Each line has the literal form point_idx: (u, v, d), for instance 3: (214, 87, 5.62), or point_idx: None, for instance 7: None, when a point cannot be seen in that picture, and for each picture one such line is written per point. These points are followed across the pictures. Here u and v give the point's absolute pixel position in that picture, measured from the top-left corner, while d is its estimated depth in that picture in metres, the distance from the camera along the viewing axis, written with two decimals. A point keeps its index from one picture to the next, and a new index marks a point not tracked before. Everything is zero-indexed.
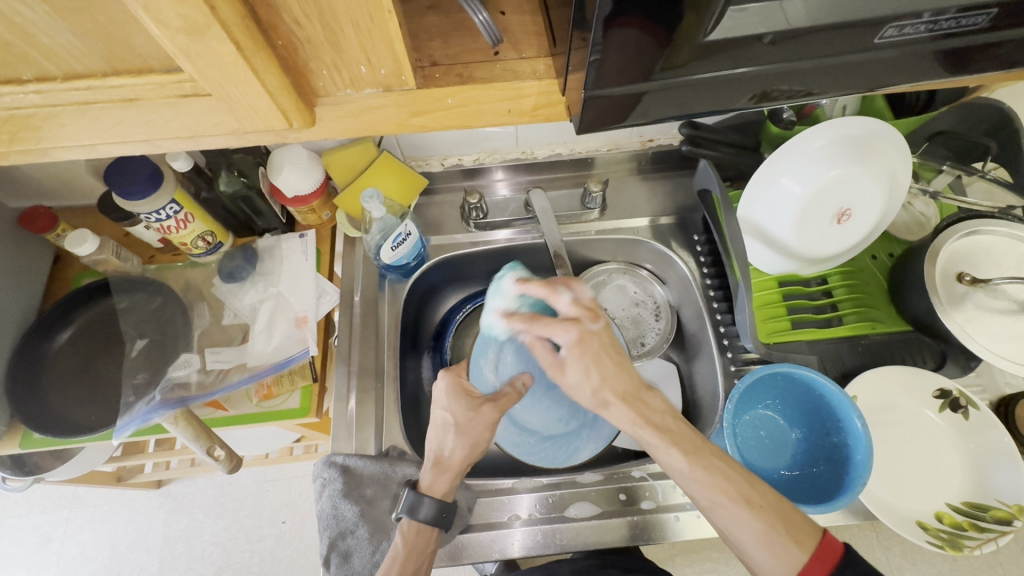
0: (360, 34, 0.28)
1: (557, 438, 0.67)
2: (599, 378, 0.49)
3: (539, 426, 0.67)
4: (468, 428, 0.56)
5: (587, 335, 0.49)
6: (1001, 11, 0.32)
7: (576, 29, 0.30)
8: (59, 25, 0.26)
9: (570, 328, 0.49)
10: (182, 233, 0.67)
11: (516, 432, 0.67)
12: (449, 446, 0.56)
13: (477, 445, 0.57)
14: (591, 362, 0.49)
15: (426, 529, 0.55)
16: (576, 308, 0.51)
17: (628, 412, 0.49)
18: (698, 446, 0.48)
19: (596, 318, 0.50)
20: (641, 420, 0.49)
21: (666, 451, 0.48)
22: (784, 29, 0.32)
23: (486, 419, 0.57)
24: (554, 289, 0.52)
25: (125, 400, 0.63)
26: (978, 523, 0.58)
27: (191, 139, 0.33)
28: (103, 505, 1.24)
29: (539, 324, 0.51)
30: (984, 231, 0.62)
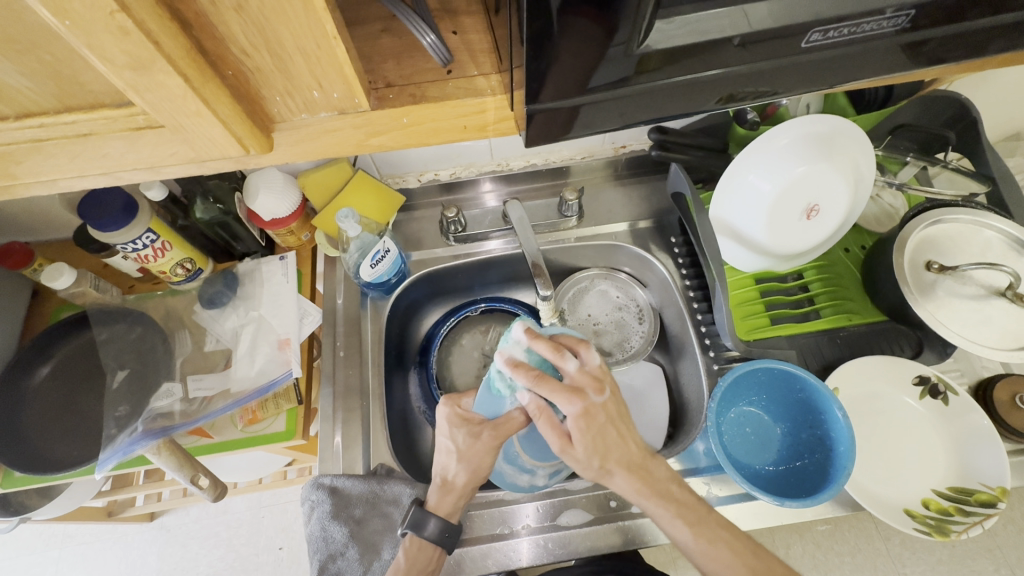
0: (308, 61, 0.28)
1: None
2: (605, 448, 0.52)
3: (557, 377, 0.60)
4: (468, 455, 0.56)
5: (593, 408, 0.51)
6: (919, 12, 0.34)
7: (519, 45, 0.31)
8: (7, 67, 0.26)
9: (575, 400, 0.50)
10: (160, 262, 0.66)
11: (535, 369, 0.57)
12: (453, 470, 0.57)
13: (479, 471, 0.57)
14: (598, 436, 0.51)
15: (429, 547, 0.56)
16: (583, 376, 0.52)
17: (632, 480, 0.53)
18: (703, 517, 0.52)
19: (601, 390, 0.52)
20: (646, 489, 0.53)
21: (671, 520, 0.52)
22: (750, 31, 0.33)
23: (486, 446, 0.56)
24: (562, 352, 0.52)
25: (107, 434, 0.63)
26: (964, 508, 0.58)
27: (152, 170, 0.33)
28: (94, 542, 1.21)
29: (544, 386, 0.50)
30: (948, 219, 0.63)
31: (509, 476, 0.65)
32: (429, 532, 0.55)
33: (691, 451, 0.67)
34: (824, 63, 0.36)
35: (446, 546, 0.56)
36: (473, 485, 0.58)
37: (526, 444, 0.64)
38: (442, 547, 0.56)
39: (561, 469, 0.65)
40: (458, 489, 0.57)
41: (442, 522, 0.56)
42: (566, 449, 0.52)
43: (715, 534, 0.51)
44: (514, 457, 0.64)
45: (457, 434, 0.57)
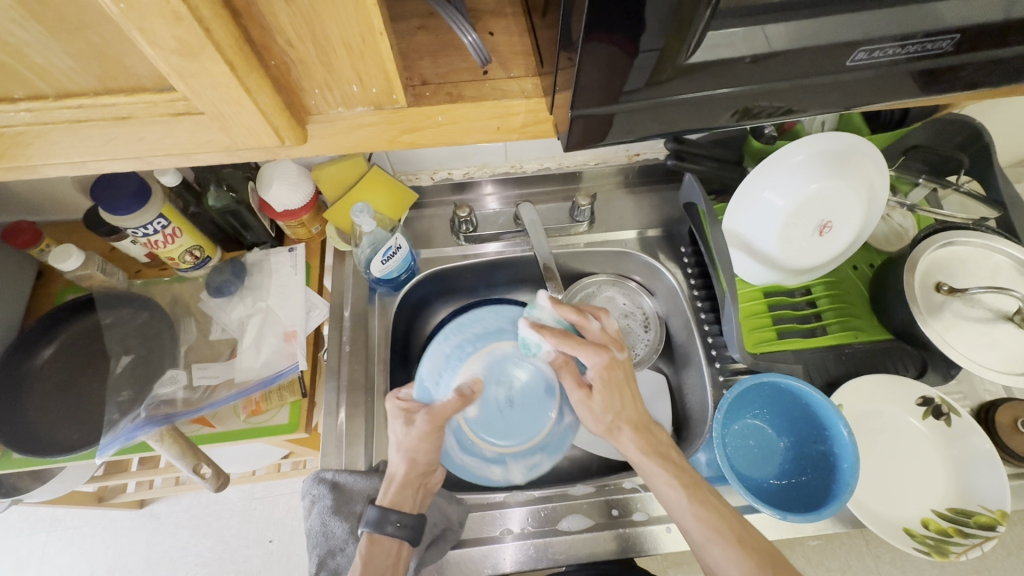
0: (352, 56, 0.28)
1: (478, 333, 0.59)
2: (619, 405, 0.56)
3: (467, 357, 0.58)
4: (406, 444, 0.56)
5: (615, 364, 0.56)
6: (964, 35, 0.34)
7: (563, 49, 0.31)
8: (53, 46, 0.26)
9: (601, 353, 0.55)
10: (170, 248, 0.66)
11: (446, 358, 0.58)
12: (395, 462, 0.57)
13: (417, 458, 0.56)
14: (615, 390, 0.56)
15: (386, 541, 0.55)
16: (606, 336, 0.58)
17: (637, 439, 0.56)
18: (720, 509, 0.53)
19: (621, 348, 0.58)
20: (649, 448, 0.56)
21: (695, 515, 0.52)
22: (763, 51, 0.33)
23: (421, 431, 0.56)
24: (586, 315, 0.58)
25: (108, 418, 0.62)
26: (963, 529, 0.59)
27: (183, 156, 0.33)
28: (82, 527, 1.20)
29: (571, 341, 0.55)
30: (960, 242, 0.64)
31: (480, 470, 0.59)
32: (390, 525, 0.54)
33: (694, 462, 0.67)
34: (858, 82, 0.37)
35: (406, 539, 0.55)
36: (415, 475, 0.57)
37: (485, 433, 0.59)
38: (401, 539, 0.55)
39: (539, 459, 0.60)
40: (403, 481, 0.57)
41: (400, 513, 0.55)
42: (586, 399, 0.56)
43: (707, 498, 0.53)
44: (472, 448, 0.59)
45: (396, 426, 0.57)
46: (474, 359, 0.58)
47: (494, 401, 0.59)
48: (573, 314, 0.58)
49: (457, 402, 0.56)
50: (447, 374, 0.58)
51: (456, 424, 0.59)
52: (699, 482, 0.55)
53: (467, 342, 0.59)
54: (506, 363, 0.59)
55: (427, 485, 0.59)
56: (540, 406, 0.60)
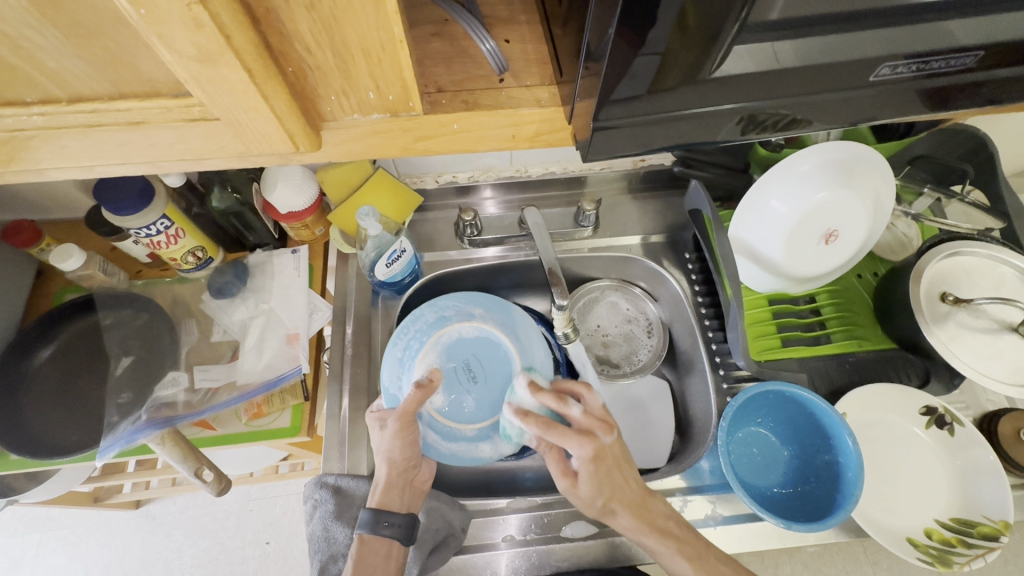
0: (370, 63, 0.28)
1: (428, 322, 0.62)
2: (610, 490, 0.53)
3: (421, 347, 0.60)
4: (385, 444, 0.55)
5: (602, 450, 0.52)
6: (988, 52, 0.34)
7: (584, 60, 0.31)
8: (67, 50, 0.26)
9: (586, 444, 0.51)
10: (172, 249, 0.65)
11: (401, 361, 0.60)
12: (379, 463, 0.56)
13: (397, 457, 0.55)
14: (604, 479, 0.52)
15: (379, 543, 0.54)
16: (590, 420, 0.52)
17: (634, 520, 0.54)
18: (702, 552, 0.54)
19: (609, 430, 0.53)
20: (646, 526, 0.54)
21: (678, 555, 0.53)
22: (772, 68, 0.33)
23: (393, 432, 0.54)
24: (566, 401, 0.53)
25: (108, 420, 0.62)
26: (966, 540, 0.59)
27: (195, 161, 0.33)
28: (77, 527, 1.19)
29: (553, 433, 0.50)
30: (965, 252, 0.64)
31: (471, 449, 0.58)
32: (382, 527, 0.53)
33: (697, 469, 0.67)
34: (879, 99, 0.36)
35: (400, 539, 0.54)
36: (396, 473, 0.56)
37: (465, 417, 0.58)
38: (395, 539, 0.54)
39: None
40: (387, 482, 0.56)
41: (390, 514, 0.54)
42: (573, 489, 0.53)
43: (713, 565, 0.53)
44: (453, 434, 0.58)
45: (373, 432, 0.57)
46: (427, 351, 0.60)
47: (460, 382, 0.59)
48: (554, 400, 0.53)
49: (417, 396, 0.54)
50: (406, 374, 0.59)
51: (428, 415, 0.58)
52: (704, 548, 0.54)
53: (420, 335, 0.61)
54: (459, 346, 0.61)
55: (414, 483, 0.58)
56: (507, 378, 0.60)
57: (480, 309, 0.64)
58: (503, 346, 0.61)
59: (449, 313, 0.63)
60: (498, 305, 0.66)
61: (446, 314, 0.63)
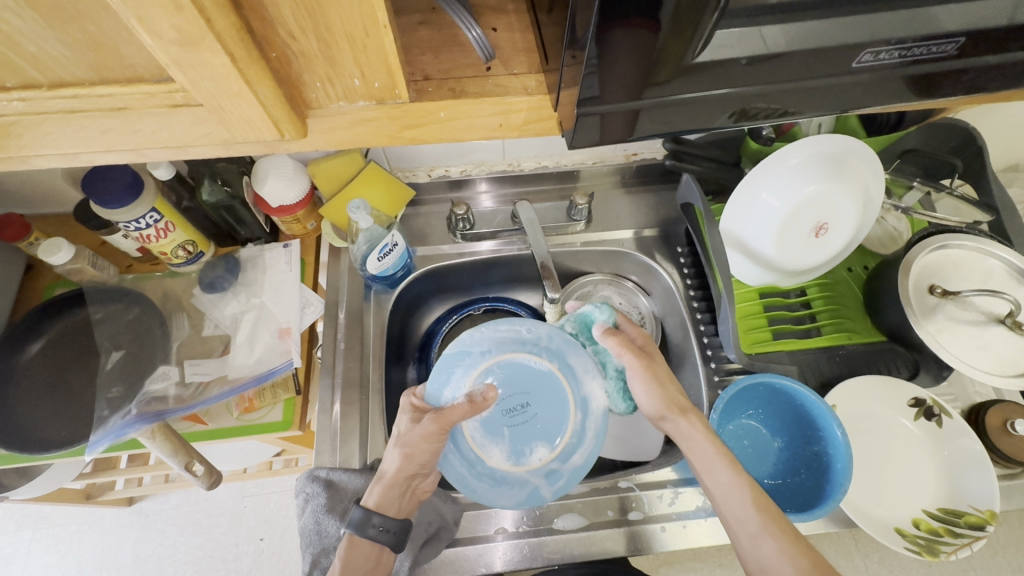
0: (355, 49, 0.28)
1: (454, 444, 0.56)
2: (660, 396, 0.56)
3: (476, 454, 0.55)
4: (406, 439, 0.54)
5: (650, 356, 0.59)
6: (968, 39, 0.34)
7: (569, 47, 0.31)
8: (47, 34, 0.26)
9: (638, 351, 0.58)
10: (162, 242, 0.65)
11: (487, 484, 0.55)
12: (389, 458, 0.55)
13: (412, 458, 0.54)
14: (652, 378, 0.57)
15: (366, 544, 0.54)
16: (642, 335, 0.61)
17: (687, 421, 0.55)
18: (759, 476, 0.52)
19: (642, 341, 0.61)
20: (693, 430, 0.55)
21: (730, 470, 0.52)
22: (763, 52, 0.32)
23: (425, 431, 0.53)
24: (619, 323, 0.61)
25: (98, 414, 0.61)
26: (953, 529, 0.59)
27: (179, 149, 0.33)
28: (69, 525, 1.19)
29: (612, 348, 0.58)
30: (953, 245, 0.65)
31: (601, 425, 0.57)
32: (372, 529, 0.53)
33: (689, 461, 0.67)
34: (861, 85, 0.37)
35: (387, 543, 0.54)
36: (405, 475, 0.55)
37: (560, 425, 0.57)
38: (382, 543, 0.54)
39: (577, 362, 0.58)
40: (391, 480, 0.55)
41: (383, 518, 0.54)
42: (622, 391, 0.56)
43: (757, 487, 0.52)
44: (576, 439, 0.56)
45: (403, 421, 0.56)
46: (496, 453, 0.56)
47: (526, 423, 0.57)
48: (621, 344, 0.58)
49: (467, 410, 0.53)
50: (514, 465, 0.56)
51: (562, 463, 0.56)
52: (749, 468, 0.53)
53: (468, 457, 0.55)
54: (486, 422, 0.56)
55: (415, 490, 0.58)
56: (529, 377, 0.58)
57: (448, 389, 0.56)
58: (497, 365, 0.57)
59: (434, 402, 0.57)
60: (444, 363, 0.57)
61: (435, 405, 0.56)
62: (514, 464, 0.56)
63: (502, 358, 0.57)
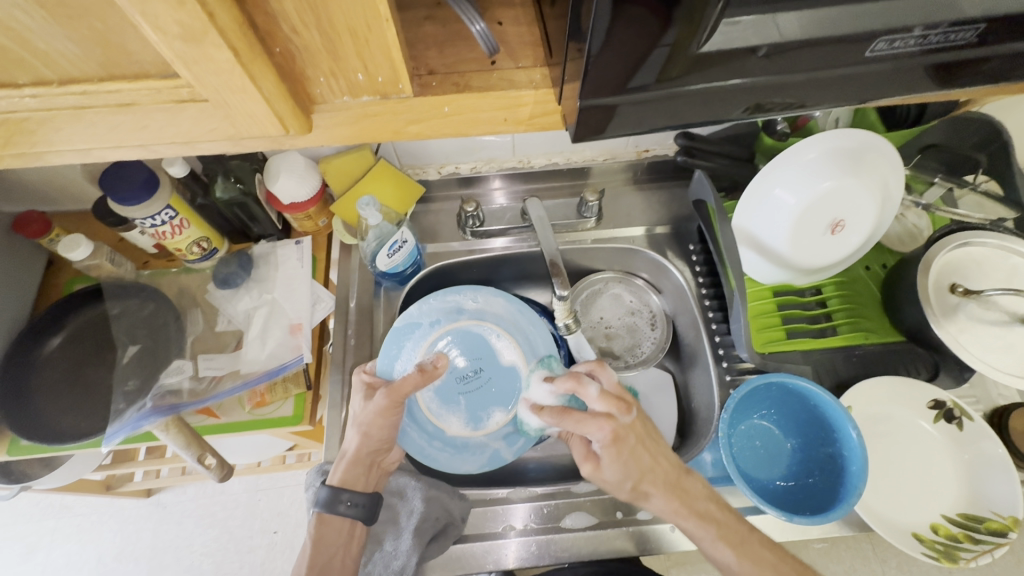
0: (357, 43, 0.28)
1: (415, 419, 0.61)
2: (638, 472, 0.52)
3: (437, 424, 0.61)
4: (362, 419, 0.56)
5: (621, 431, 0.52)
6: (988, 26, 0.33)
7: (572, 39, 0.30)
8: (56, 31, 0.26)
9: (605, 426, 0.51)
10: (177, 239, 0.66)
11: (448, 452, 0.61)
12: (348, 436, 0.57)
13: (371, 435, 0.56)
14: (629, 458, 0.52)
15: (336, 520, 0.56)
16: (608, 401, 0.52)
17: (670, 502, 0.53)
18: (746, 537, 0.51)
19: (627, 410, 0.53)
20: (684, 509, 0.53)
21: (714, 543, 0.51)
22: (779, 41, 0.32)
23: (378, 407, 0.55)
24: (582, 380, 0.53)
25: (115, 408, 0.63)
26: (974, 536, 0.58)
27: (188, 145, 0.33)
28: (90, 515, 1.22)
29: (569, 419, 0.52)
30: (975, 243, 0.63)
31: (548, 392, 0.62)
32: (341, 505, 0.55)
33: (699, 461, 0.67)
34: (875, 76, 0.36)
35: (358, 517, 0.56)
36: (367, 451, 0.56)
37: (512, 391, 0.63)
38: (353, 518, 0.56)
39: (528, 332, 0.64)
40: (354, 457, 0.56)
41: (351, 493, 0.56)
42: (597, 473, 0.53)
43: (757, 553, 0.51)
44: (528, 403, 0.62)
45: (357, 400, 0.59)
46: (453, 421, 0.61)
47: (479, 387, 0.62)
48: (569, 381, 0.55)
49: (417, 380, 0.55)
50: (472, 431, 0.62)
51: (517, 427, 0.62)
52: (747, 531, 0.52)
53: (427, 428, 0.61)
54: (440, 393, 0.62)
55: (380, 464, 0.60)
56: (474, 344, 0.64)
57: (399, 363, 0.60)
58: (445, 333, 0.63)
59: (386, 376, 0.60)
60: (394, 336, 0.62)
61: (386, 379, 0.60)
62: (473, 430, 0.61)
63: (444, 329, 0.63)
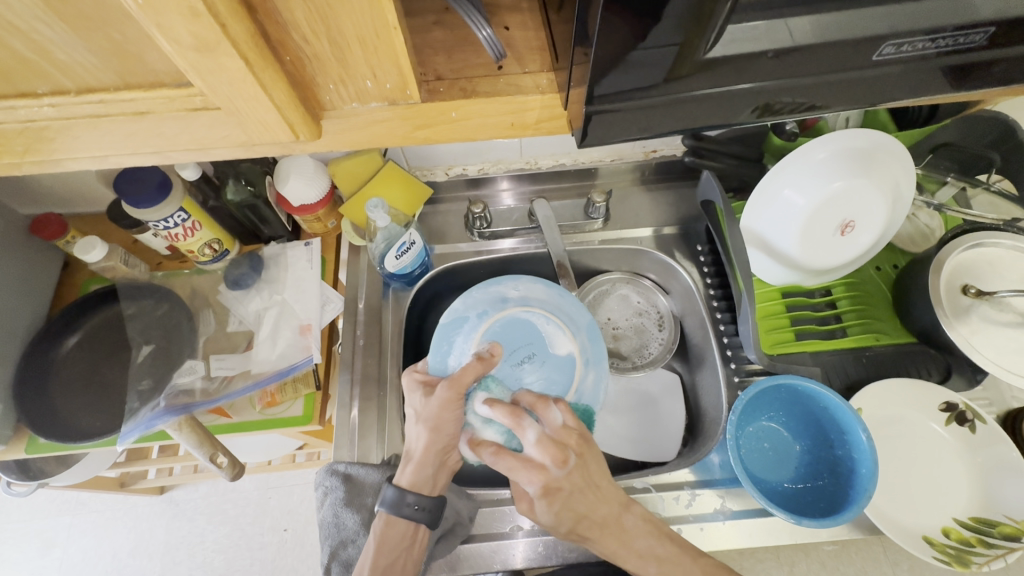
0: (366, 51, 0.29)
1: None
2: (570, 518, 0.50)
3: None
4: (428, 414, 0.54)
5: (555, 483, 0.49)
6: (999, 29, 0.32)
7: (578, 44, 0.31)
8: (74, 42, 0.27)
9: (539, 475, 0.48)
10: (189, 241, 0.67)
11: None
12: (414, 435, 0.55)
13: (439, 429, 0.54)
14: (563, 505, 0.50)
15: (400, 523, 0.55)
16: (543, 448, 0.49)
17: (604, 543, 0.52)
18: (691, 572, 0.51)
19: (564, 460, 0.49)
20: (622, 549, 0.52)
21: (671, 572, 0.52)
22: (786, 45, 0.32)
23: (442, 401, 0.54)
24: (519, 421, 0.49)
25: (130, 407, 0.64)
26: (987, 540, 0.57)
27: (201, 151, 0.34)
28: (105, 511, 1.24)
29: (505, 463, 0.49)
30: (989, 243, 0.62)
31: (600, 369, 0.62)
32: (407, 507, 0.54)
33: (707, 463, 0.66)
34: (884, 80, 0.35)
35: (423, 521, 0.55)
36: (435, 451, 0.55)
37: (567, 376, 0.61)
38: (418, 521, 0.55)
39: (573, 316, 0.64)
40: (422, 456, 0.55)
41: (417, 496, 0.55)
42: (532, 512, 0.52)
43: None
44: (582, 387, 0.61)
45: (415, 398, 0.56)
46: None
47: (531, 375, 0.60)
48: (508, 416, 0.50)
49: (478, 367, 0.54)
50: None
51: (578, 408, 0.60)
52: (691, 560, 0.52)
53: None
54: (496, 384, 0.59)
55: (448, 464, 0.57)
56: (525, 331, 0.62)
57: (456, 357, 0.59)
58: (496, 323, 0.61)
59: (440, 373, 0.59)
60: (449, 329, 0.61)
61: (440, 375, 0.58)
62: None
63: (495, 319, 0.62)
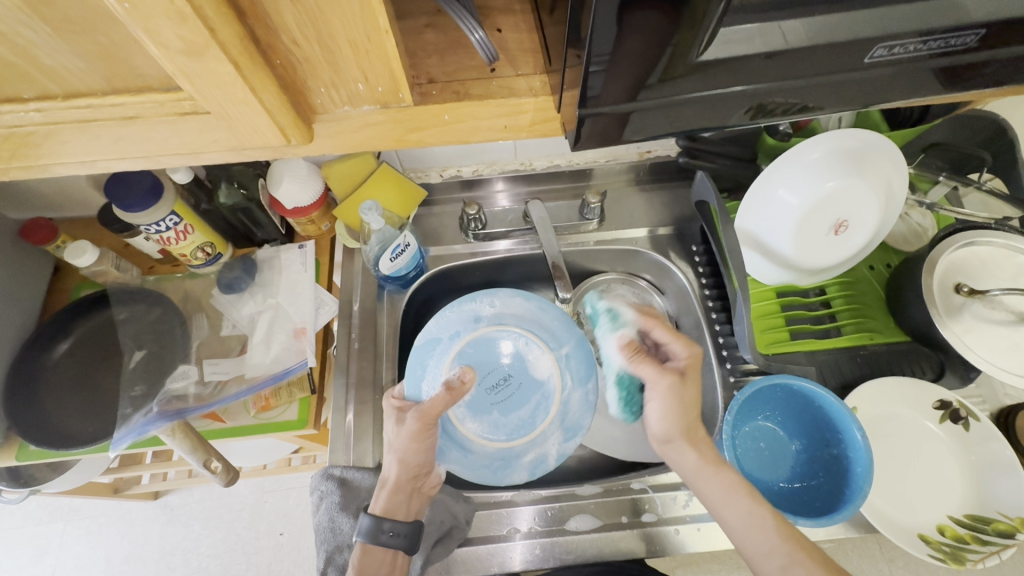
0: (357, 54, 0.28)
1: (451, 437, 0.57)
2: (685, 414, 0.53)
3: (475, 440, 0.56)
4: (395, 444, 0.54)
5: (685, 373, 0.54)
6: (990, 30, 0.33)
7: (571, 46, 0.31)
8: (60, 46, 0.27)
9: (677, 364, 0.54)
10: (181, 245, 0.67)
11: (489, 468, 0.56)
12: (387, 464, 0.55)
13: (409, 459, 0.54)
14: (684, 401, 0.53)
15: (379, 549, 0.55)
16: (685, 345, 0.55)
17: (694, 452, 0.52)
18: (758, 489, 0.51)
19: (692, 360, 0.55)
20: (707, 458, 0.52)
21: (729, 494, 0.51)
22: (779, 47, 0.32)
23: (411, 431, 0.54)
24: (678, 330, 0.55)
25: (122, 413, 0.63)
26: (980, 537, 0.57)
27: (191, 155, 0.34)
28: (99, 517, 1.23)
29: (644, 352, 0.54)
30: (981, 242, 0.62)
31: (586, 389, 0.57)
32: (383, 534, 0.54)
33: None
34: (875, 81, 0.36)
35: (400, 547, 0.55)
36: (408, 477, 0.55)
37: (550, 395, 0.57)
38: (396, 548, 0.54)
39: (555, 330, 0.59)
40: (395, 484, 0.55)
41: (394, 522, 0.54)
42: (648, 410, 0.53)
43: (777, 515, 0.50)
44: (568, 406, 0.57)
45: (389, 426, 0.56)
46: (491, 434, 0.56)
47: (510, 396, 0.57)
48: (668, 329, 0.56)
49: (446, 400, 0.53)
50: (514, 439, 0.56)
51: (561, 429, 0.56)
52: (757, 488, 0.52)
53: (464, 445, 0.56)
54: (472, 407, 0.57)
55: (421, 490, 0.58)
56: (502, 350, 0.59)
57: (427, 383, 0.56)
58: (468, 345, 0.58)
59: (414, 400, 0.57)
60: (420, 352, 0.58)
61: (415, 402, 0.56)
62: (512, 439, 0.56)
63: (467, 339, 0.58)
